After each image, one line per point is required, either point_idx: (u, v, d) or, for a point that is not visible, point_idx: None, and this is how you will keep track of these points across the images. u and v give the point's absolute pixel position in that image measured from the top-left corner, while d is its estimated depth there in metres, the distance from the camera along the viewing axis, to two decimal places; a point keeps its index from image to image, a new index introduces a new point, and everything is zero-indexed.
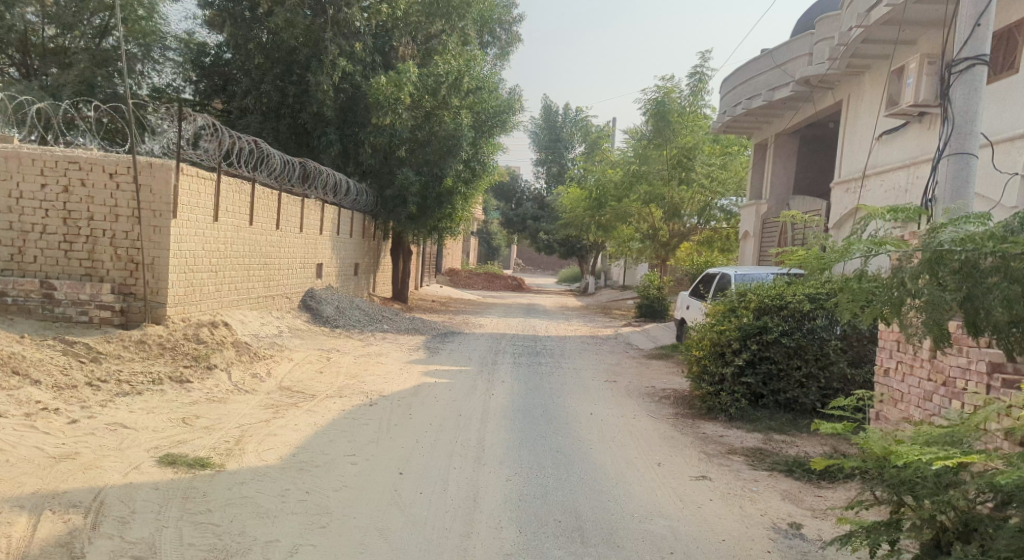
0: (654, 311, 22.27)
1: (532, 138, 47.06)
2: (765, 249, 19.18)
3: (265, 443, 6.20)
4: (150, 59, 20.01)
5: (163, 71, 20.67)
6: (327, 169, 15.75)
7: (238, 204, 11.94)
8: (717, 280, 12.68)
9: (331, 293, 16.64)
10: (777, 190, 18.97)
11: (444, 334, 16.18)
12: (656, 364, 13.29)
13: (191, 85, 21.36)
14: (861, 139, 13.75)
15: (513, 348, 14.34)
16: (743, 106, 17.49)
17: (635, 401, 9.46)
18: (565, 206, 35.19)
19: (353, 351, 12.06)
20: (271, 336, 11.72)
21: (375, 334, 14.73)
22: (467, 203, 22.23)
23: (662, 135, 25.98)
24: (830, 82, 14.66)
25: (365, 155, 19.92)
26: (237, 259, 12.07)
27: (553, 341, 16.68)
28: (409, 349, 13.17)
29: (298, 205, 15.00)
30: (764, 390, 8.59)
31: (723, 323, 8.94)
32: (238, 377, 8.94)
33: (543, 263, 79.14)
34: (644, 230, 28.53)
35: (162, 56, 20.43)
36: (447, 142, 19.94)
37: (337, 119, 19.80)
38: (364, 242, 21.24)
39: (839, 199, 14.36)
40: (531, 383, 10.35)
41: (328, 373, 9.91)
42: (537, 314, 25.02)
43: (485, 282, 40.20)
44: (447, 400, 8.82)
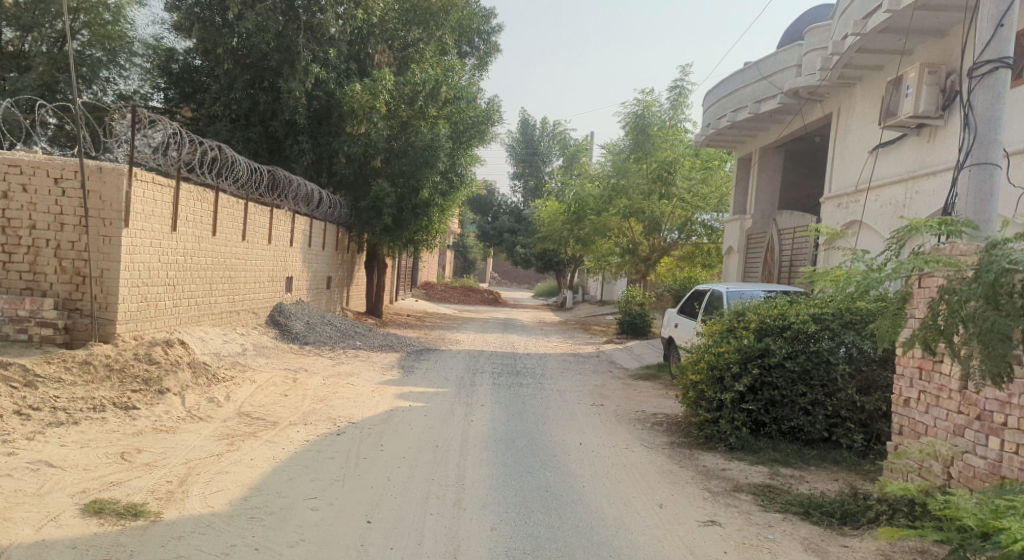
0: (636, 328, 21.66)
1: (508, 151, 46.55)
2: (750, 265, 18.69)
3: (213, 484, 5.44)
4: (116, 64, 19.24)
5: (129, 77, 19.81)
6: (299, 177, 14.96)
7: (201, 212, 11.14)
8: (708, 297, 12.11)
9: (301, 309, 15.82)
10: (762, 205, 18.51)
11: (419, 352, 15.41)
12: (643, 385, 12.64)
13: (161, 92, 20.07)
14: (852, 152, 13.29)
15: (492, 368, 13.62)
16: (728, 119, 17.03)
17: (626, 429, 8.80)
18: (543, 219, 34.64)
19: (323, 371, 11.28)
20: (234, 355, 10.92)
21: (347, 352, 13.94)
22: (444, 215, 21.54)
23: (643, 151, 25.67)
24: (820, 94, 14.20)
25: (339, 165, 19.14)
26: (199, 272, 11.26)
27: (534, 359, 15.99)
28: (382, 369, 12.40)
29: (267, 215, 14.19)
30: (766, 418, 8.04)
31: (721, 344, 8.36)
32: (192, 402, 8.13)
33: (520, 277, 78.50)
34: (624, 245, 28.01)
35: (129, 62, 19.64)
36: (424, 153, 19.21)
37: (310, 128, 19.01)
38: (337, 255, 20.39)
39: (829, 214, 13.86)
40: (514, 408, 9.65)
41: (293, 397, 9.12)
42: (515, 330, 24.28)
43: (461, 297, 39.41)
44: (424, 427, 8.08)
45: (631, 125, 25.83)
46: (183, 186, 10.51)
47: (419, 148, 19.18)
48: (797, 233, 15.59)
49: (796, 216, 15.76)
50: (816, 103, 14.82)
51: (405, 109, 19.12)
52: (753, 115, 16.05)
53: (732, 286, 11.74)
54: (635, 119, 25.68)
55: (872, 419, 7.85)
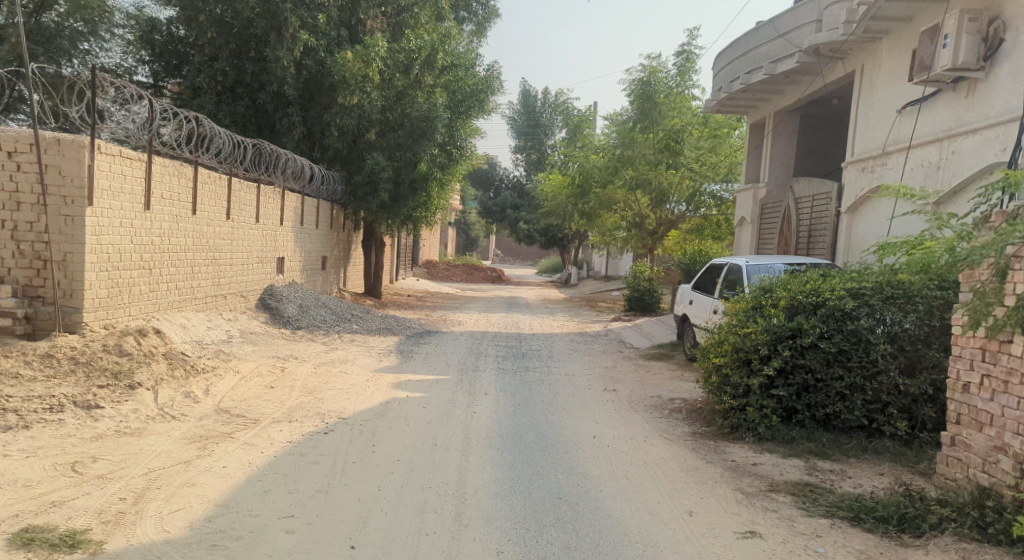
0: (645, 304, 20.86)
1: (509, 124, 45.52)
2: (764, 236, 17.86)
3: (174, 499, 4.72)
4: (98, 35, 18.03)
5: (111, 49, 18.80)
6: (286, 151, 14.14)
7: (178, 190, 10.33)
8: (726, 271, 11.31)
9: (294, 291, 15.05)
10: (777, 172, 17.64)
11: (420, 334, 14.66)
12: (657, 366, 11.89)
13: (144, 66, 19.51)
14: (877, 113, 12.37)
15: (497, 350, 12.86)
16: (742, 81, 16.19)
17: (643, 419, 8.05)
18: (546, 193, 33.77)
19: (314, 358, 10.53)
20: (218, 344, 10.17)
21: (342, 336, 13.19)
22: (443, 189, 20.72)
23: (649, 119, 25.09)
24: (841, 51, 13.27)
25: (332, 139, 18.27)
26: (178, 254, 10.47)
27: (540, 339, 15.25)
28: (379, 354, 11.65)
29: (254, 192, 13.38)
30: (798, 405, 7.25)
31: (748, 324, 7.57)
32: (166, 397, 7.39)
33: (523, 253, 77.70)
34: (631, 218, 27.13)
35: (110, 33, 18.51)
36: (421, 123, 18.47)
37: (300, 100, 18.14)
38: (332, 234, 19.59)
39: (853, 180, 12.95)
40: (520, 396, 8.90)
41: (280, 388, 8.38)
42: (519, 308, 23.52)
43: (464, 275, 38.65)
44: (421, 422, 7.32)
45: (637, 93, 25.08)
46: (156, 160, 9.69)
47: (414, 118, 18.48)
48: (816, 201, 14.73)
49: (814, 184, 14.89)
50: (836, 62, 13.89)
51: (401, 78, 18.43)
52: (768, 76, 15.20)
53: (753, 260, 10.98)
54: (640, 86, 24.94)
55: (917, 405, 7.04)
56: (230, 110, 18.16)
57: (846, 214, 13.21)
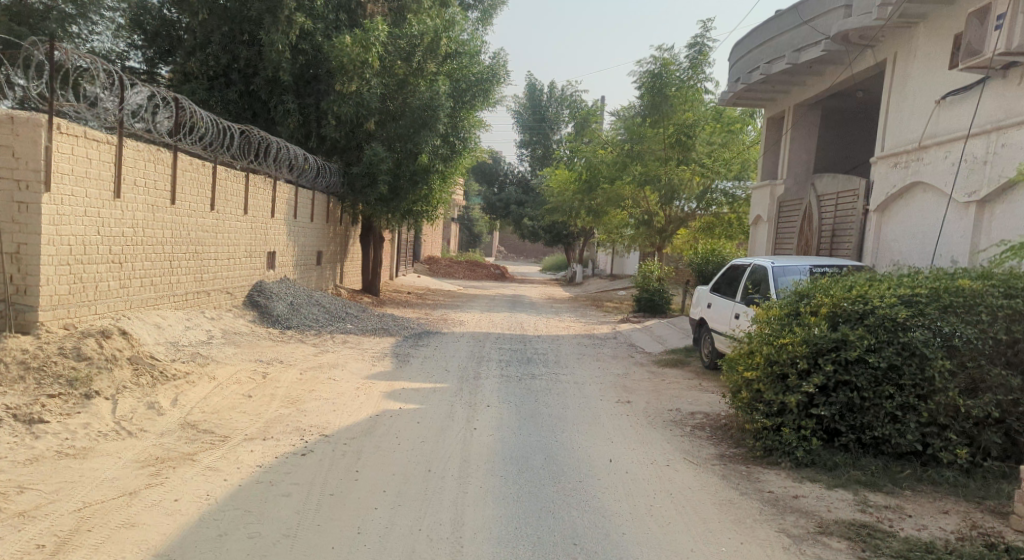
0: (655, 305, 19.97)
1: (515, 118, 44.54)
2: (783, 236, 16.98)
3: (108, 549, 3.90)
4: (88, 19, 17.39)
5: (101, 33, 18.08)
6: (277, 139, 13.28)
7: (155, 177, 9.49)
8: (750, 273, 10.45)
9: (286, 288, 14.21)
10: (796, 168, 16.75)
11: (418, 335, 13.80)
12: (672, 375, 11.03)
13: (137, 51, 18.65)
14: (913, 104, 11.49)
15: (500, 354, 12.01)
16: (762, 72, 15.31)
17: (664, 439, 7.20)
18: (551, 189, 32.87)
19: (301, 362, 9.68)
20: (196, 346, 9.32)
21: (334, 336, 12.36)
22: (446, 183, 19.87)
23: (660, 113, 23.99)
24: (873, 38, 12.37)
25: (329, 128, 17.40)
26: (155, 247, 9.64)
27: (545, 342, 14.38)
28: (372, 357, 10.81)
29: (242, 181, 12.51)
30: (841, 426, 6.41)
31: (784, 333, 6.72)
32: (126, 408, 6.54)
33: (526, 250, 76.86)
34: (639, 215, 26.28)
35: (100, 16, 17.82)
36: (423, 113, 17.61)
37: (295, 87, 17.27)
38: (328, 228, 18.73)
39: (884, 175, 12.08)
40: (525, 408, 8.05)
41: (258, 398, 7.52)
42: (523, 307, 22.67)
43: (466, 271, 37.79)
44: (414, 440, 6.47)
45: (648, 86, 24.07)
46: (129, 145, 8.85)
47: (415, 107, 17.63)
48: (841, 199, 13.87)
49: (839, 180, 14.04)
50: (866, 49, 13.00)
51: (403, 64, 17.61)
52: (791, 65, 14.32)
53: (779, 261, 10.14)
54: (651, 79, 23.97)
55: (979, 429, 6.19)
56: (222, 96, 17.28)
57: (876, 212, 12.34)
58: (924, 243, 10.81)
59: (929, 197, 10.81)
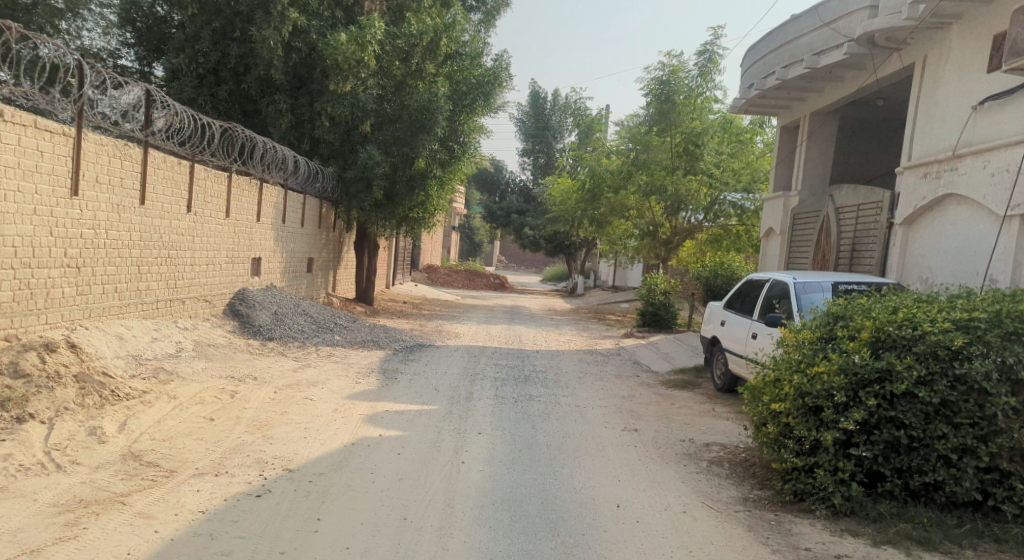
0: (661, 321, 19.09)
1: (518, 125, 43.83)
2: (797, 250, 16.15)
3: None
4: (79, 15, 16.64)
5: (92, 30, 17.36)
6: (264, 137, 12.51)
7: (121, 174, 8.70)
8: (770, 290, 9.62)
9: (271, 296, 13.38)
10: (811, 179, 15.95)
11: (410, 349, 12.96)
12: (682, 398, 10.18)
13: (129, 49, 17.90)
14: (945, 110, 10.68)
15: (496, 372, 11.17)
16: (778, 77, 14.51)
17: (678, 478, 6.35)
18: (554, 198, 32.11)
19: (278, 379, 8.84)
20: (162, 359, 8.49)
21: (319, 350, 11.53)
22: (444, 189, 19.06)
23: (667, 121, 23.39)
24: (900, 40, 11.56)
25: (322, 129, 16.61)
26: (121, 251, 8.84)
27: (544, 358, 13.52)
28: (358, 374, 9.97)
29: (224, 182, 11.71)
30: (886, 470, 5.55)
31: (818, 360, 5.89)
32: (63, 435, 5.72)
33: (527, 260, 76.11)
34: (643, 226, 25.55)
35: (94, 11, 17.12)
36: (421, 115, 16.82)
37: (288, 84, 16.49)
38: (321, 234, 17.91)
39: (913, 186, 11.25)
40: (521, 438, 7.21)
41: (222, 422, 6.67)
42: (522, 319, 21.84)
43: (466, 281, 37.02)
44: (392, 476, 5.65)
45: (656, 93, 23.50)
46: (89, 137, 8.08)
47: (413, 109, 16.89)
48: (861, 211, 13.07)
49: (859, 192, 13.24)
50: (892, 53, 12.19)
51: (400, 65, 17.08)
52: (810, 69, 13.53)
53: (801, 278, 9.34)
54: (659, 86, 23.32)
55: None
56: (212, 94, 16.49)
57: (902, 226, 11.53)
58: (958, 260, 9.99)
59: (963, 210, 10.00)
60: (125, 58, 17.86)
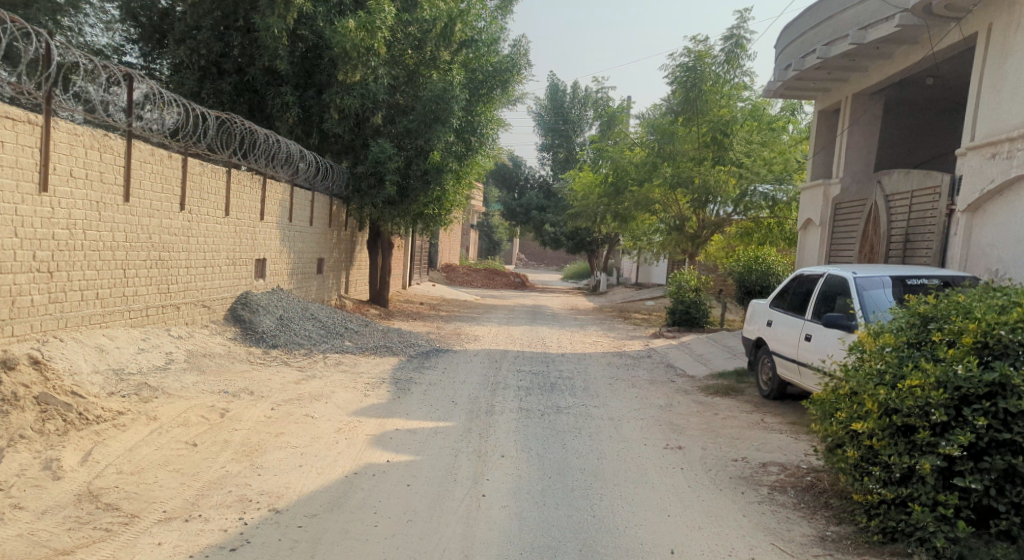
0: (692, 320, 18.04)
1: (536, 120, 42.88)
2: (840, 242, 15.09)
3: None
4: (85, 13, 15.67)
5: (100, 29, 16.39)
6: (266, 130, 11.70)
7: (101, 167, 7.89)
8: (826, 286, 8.63)
9: (277, 300, 12.55)
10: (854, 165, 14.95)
11: (426, 355, 12.06)
12: (725, 407, 9.19)
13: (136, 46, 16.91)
14: (1015, 83, 9.59)
15: (520, 379, 10.25)
16: (818, 55, 13.44)
17: (737, 511, 5.38)
18: (575, 192, 31.13)
19: (278, 393, 7.96)
20: (148, 374, 7.65)
21: (327, 358, 10.67)
22: (460, 185, 18.17)
23: (693, 109, 22.34)
24: (961, 8, 10.47)
25: (331, 122, 15.71)
26: (103, 253, 8.02)
27: (570, 362, 12.57)
28: (367, 385, 9.08)
29: (222, 178, 10.85)
30: (1003, 506, 4.49)
31: (907, 369, 4.90)
32: (13, 469, 4.90)
33: (547, 258, 75.13)
34: (669, 220, 24.49)
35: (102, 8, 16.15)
36: (435, 105, 15.92)
37: (295, 75, 15.63)
38: (331, 233, 17.06)
39: (978, 168, 10.16)
40: (551, 461, 6.28)
41: (205, 446, 5.80)
42: (545, 319, 20.89)
43: (485, 281, 36.13)
44: (399, 517, 4.71)
45: (681, 81, 22.48)
46: (60, 127, 7.29)
47: (426, 99, 16.01)
48: (916, 198, 11.99)
49: (912, 177, 12.16)
50: (950, 23, 11.08)
51: (412, 53, 16.41)
52: (854, 45, 12.45)
53: (861, 272, 8.32)
54: (685, 74, 22.26)
55: None
56: (215, 87, 15.63)
57: (965, 212, 10.46)
58: None
59: None
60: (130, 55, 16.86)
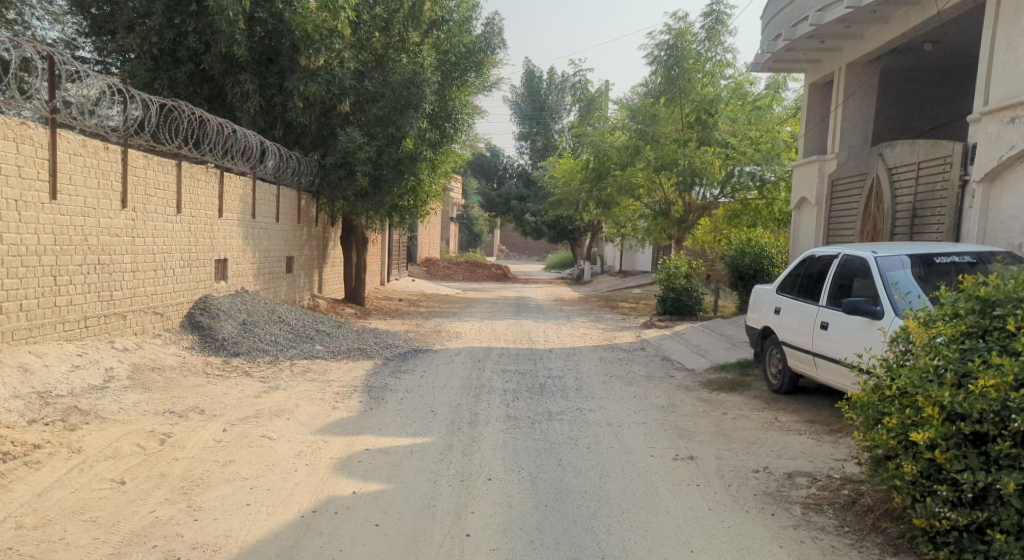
0: (684, 307, 17.23)
1: (513, 108, 41.92)
2: (839, 220, 14.35)
3: None
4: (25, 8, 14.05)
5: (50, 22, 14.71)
6: (218, 118, 10.72)
7: (18, 160, 6.94)
8: (839, 267, 7.85)
9: (241, 303, 11.56)
10: (849, 139, 14.30)
11: (404, 357, 11.15)
12: (733, 405, 8.37)
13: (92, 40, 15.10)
14: None
15: (507, 381, 9.36)
16: (812, 21, 12.66)
17: (770, 538, 4.55)
18: (556, 180, 30.27)
19: (234, 410, 7.01)
20: (81, 395, 6.67)
21: (294, 366, 9.72)
22: (436, 173, 17.24)
23: (676, 88, 21.49)
24: None
25: (295, 110, 14.68)
26: (26, 258, 7.05)
27: (560, 359, 11.71)
28: (337, 395, 8.16)
29: (172, 171, 9.82)
30: None
31: (976, 366, 4.12)
32: None
33: (529, 248, 74.30)
34: (654, 204, 23.69)
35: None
36: (405, 90, 14.96)
37: (255, 61, 14.58)
38: (301, 229, 16.04)
39: (994, 134, 9.40)
40: (547, 483, 5.41)
41: (136, 484, 4.88)
42: (529, 312, 20.02)
43: (466, 274, 35.20)
44: None
45: (662, 60, 21.65)
46: None
47: (395, 83, 15.05)
48: (924, 170, 11.23)
49: (919, 148, 11.40)
50: None
51: (380, 36, 15.45)
52: (852, 8, 11.64)
53: (881, 250, 7.50)
54: (666, 52, 21.45)
55: None
56: (170, 77, 14.50)
57: (982, 182, 9.70)
58: None
59: None
60: (84, 49, 15.15)
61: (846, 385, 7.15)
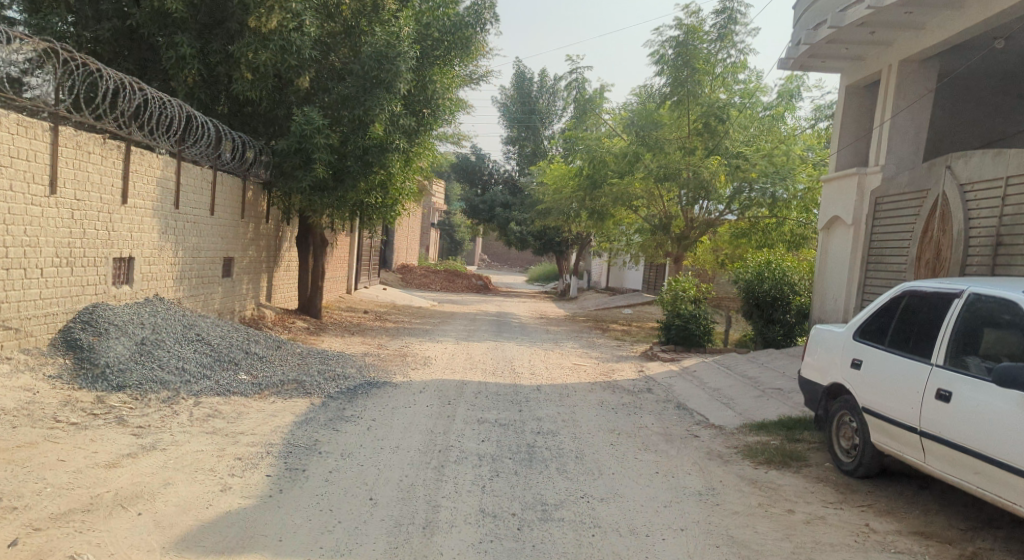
0: (691, 338, 14.81)
1: (500, 110, 39.60)
2: (882, 245, 12.13)
3: None
4: None
5: None
6: (120, 75, 8.29)
7: None
8: (961, 311, 5.54)
9: (149, 314, 9.03)
10: (898, 150, 12.11)
11: (351, 393, 8.68)
12: (796, 494, 5.99)
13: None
14: None
15: (483, 441, 6.90)
16: (869, 3, 10.40)
17: None
18: (546, 187, 27.93)
19: (55, 494, 4.55)
20: None
21: (194, 406, 7.20)
22: (409, 169, 14.77)
23: (684, 91, 19.27)
24: None
25: (240, 83, 12.24)
26: None
27: (551, 401, 9.27)
28: (235, 462, 5.66)
29: (44, 138, 7.42)
30: None
31: None
32: None
33: (511, 258, 72.12)
34: (654, 218, 21.38)
35: None
36: (377, 67, 12.58)
37: (195, 22, 12.08)
38: (245, 226, 13.49)
39: None
40: None
41: None
42: (511, 332, 17.56)
43: (445, 284, 32.75)
44: None
45: (669, 59, 19.31)
46: None
47: (365, 57, 12.67)
48: (1014, 188, 8.97)
49: (1004, 161, 9.13)
50: None
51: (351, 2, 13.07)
52: None
53: None
54: (675, 49, 19.14)
55: None
56: (90, 38, 12.01)
57: None
58: None
59: None
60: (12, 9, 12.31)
61: (1001, 494, 4.78)
